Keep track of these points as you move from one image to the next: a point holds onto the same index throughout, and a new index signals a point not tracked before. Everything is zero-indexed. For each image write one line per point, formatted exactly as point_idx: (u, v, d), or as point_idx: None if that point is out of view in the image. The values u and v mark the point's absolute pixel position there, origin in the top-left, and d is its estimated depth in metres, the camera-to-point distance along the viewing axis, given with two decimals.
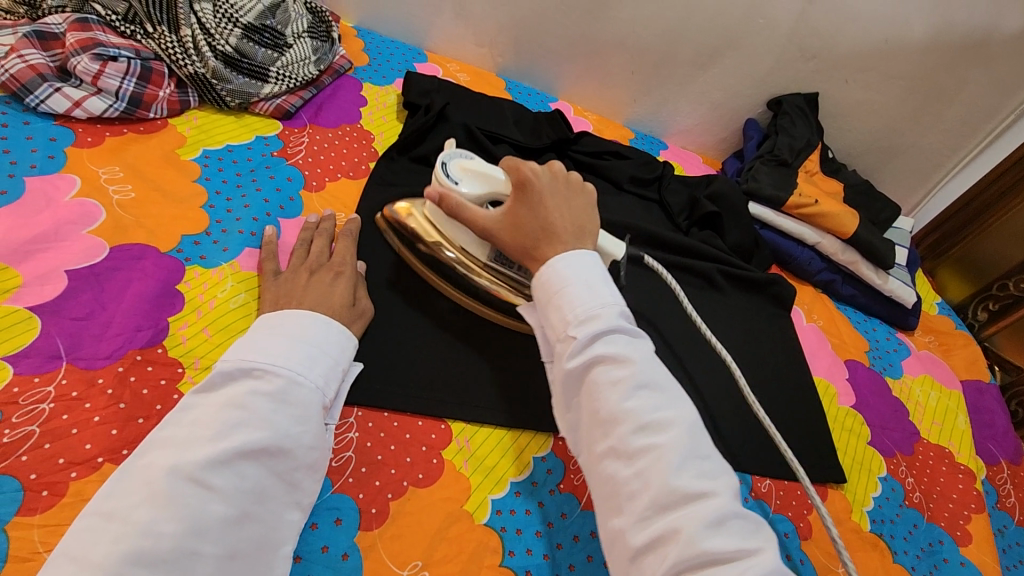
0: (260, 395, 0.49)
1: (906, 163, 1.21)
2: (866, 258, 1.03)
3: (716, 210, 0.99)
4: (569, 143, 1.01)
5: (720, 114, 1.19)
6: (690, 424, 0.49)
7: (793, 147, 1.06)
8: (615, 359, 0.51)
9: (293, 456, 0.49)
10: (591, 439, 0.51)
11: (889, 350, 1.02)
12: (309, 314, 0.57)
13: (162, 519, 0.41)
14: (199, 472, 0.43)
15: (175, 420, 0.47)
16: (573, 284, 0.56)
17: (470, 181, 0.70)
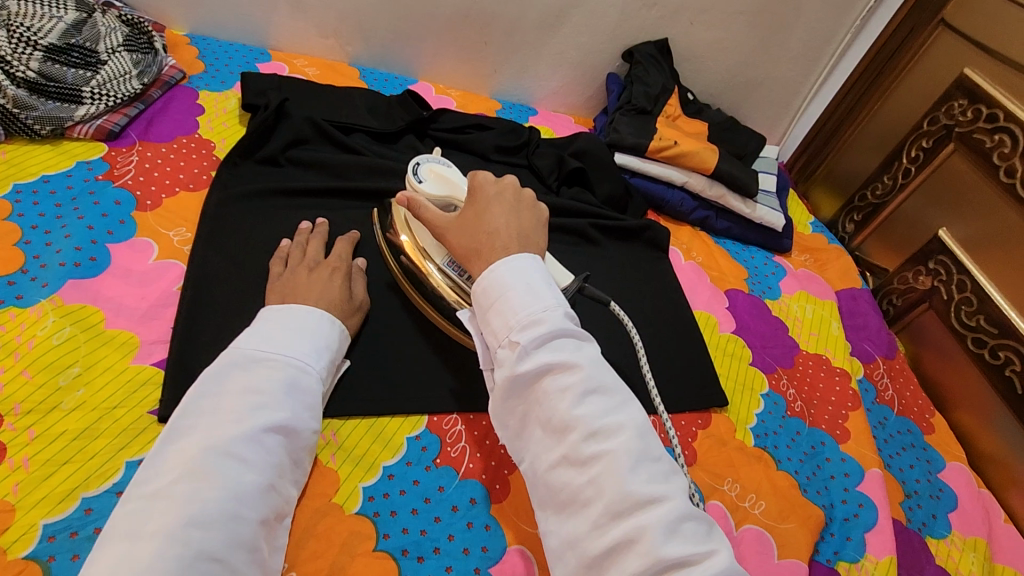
0: (276, 381, 0.56)
1: (765, 95, 1.25)
2: (732, 190, 1.07)
3: (580, 166, 1.01)
4: (427, 123, 1.00)
5: (580, 72, 1.20)
6: (639, 427, 0.48)
7: (649, 95, 1.09)
8: (568, 367, 0.49)
9: (301, 437, 0.56)
10: (545, 453, 0.49)
11: (767, 274, 1.06)
12: (306, 308, 0.64)
13: (207, 488, 0.48)
14: (233, 447, 0.50)
15: (198, 408, 0.53)
16: (514, 290, 0.53)
17: (435, 184, 0.70)
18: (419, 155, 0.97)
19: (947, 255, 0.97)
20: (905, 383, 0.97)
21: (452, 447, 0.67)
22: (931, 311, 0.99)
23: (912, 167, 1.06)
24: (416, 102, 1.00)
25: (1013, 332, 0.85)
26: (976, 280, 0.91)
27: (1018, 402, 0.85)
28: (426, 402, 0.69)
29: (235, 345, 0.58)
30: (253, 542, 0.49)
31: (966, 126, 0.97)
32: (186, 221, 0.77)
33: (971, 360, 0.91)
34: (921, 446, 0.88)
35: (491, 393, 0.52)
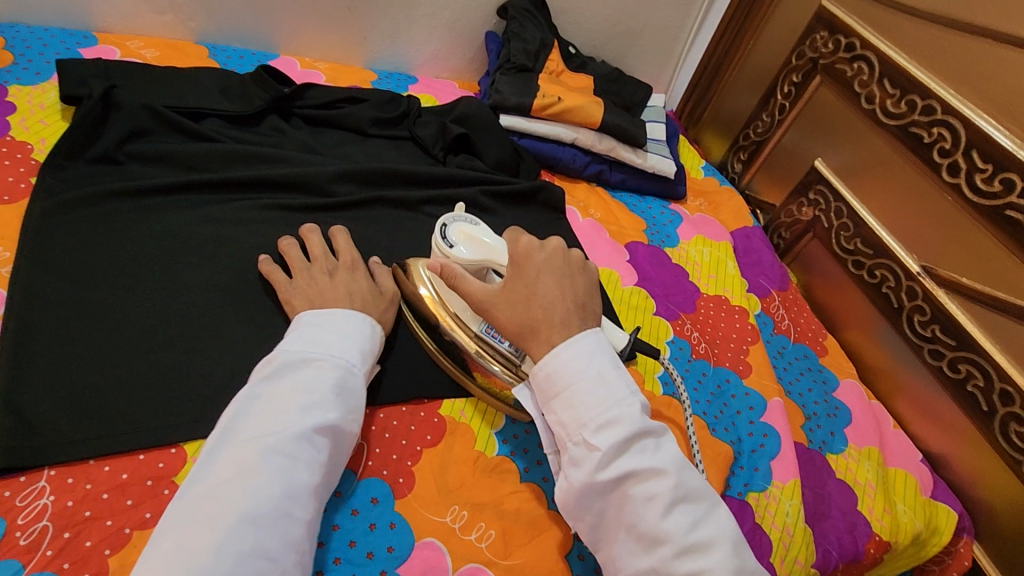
0: (325, 380, 0.56)
1: (646, 44, 1.24)
2: (622, 142, 1.06)
3: (464, 131, 0.96)
4: (291, 100, 0.92)
5: (457, 34, 1.14)
6: (730, 541, 0.51)
7: (528, 51, 1.05)
8: (647, 470, 0.52)
9: (348, 438, 0.56)
10: (633, 556, 0.52)
11: (665, 223, 1.07)
12: (354, 313, 0.64)
13: (260, 487, 0.48)
14: (285, 447, 0.51)
15: (251, 408, 0.54)
16: (580, 380, 0.55)
17: (468, 247, 0.69)
18: (286, 136, 0.89)
19: (824, 184, 1.01)
20: (799, 311, 1.01)
21: None
22: (816, 240, 1.03)
23: (786, 102, 1.09)
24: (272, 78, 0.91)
25: (885, 250, 0.90)
26: (850, 205, 0.95)
27: (894, 315, 0.89)
28: None
29: (284, 346, 0.59)
30: (303, 542, 0.49)
31: (829, 58, 1.00)
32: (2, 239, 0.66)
33: (853, 282, 0.96)
34: (816, 369, 0.93)
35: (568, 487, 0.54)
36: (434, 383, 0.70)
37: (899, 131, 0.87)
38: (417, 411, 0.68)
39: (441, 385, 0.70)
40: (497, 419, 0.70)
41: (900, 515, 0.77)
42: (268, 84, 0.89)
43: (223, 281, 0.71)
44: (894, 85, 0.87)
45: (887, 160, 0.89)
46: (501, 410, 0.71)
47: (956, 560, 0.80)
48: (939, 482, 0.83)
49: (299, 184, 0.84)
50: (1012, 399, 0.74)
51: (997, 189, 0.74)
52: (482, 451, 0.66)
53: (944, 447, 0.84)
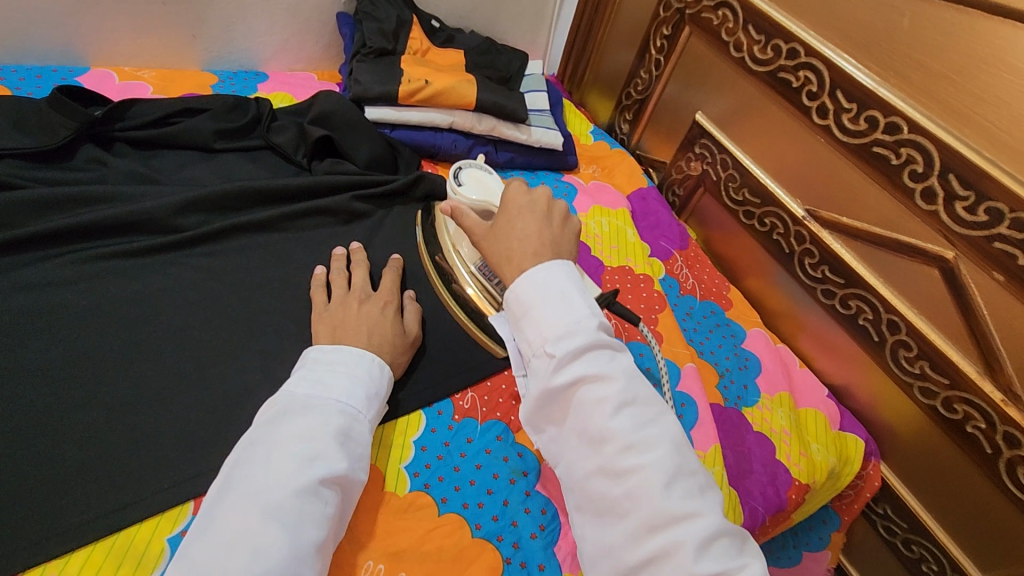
0: (333, 427, 0.53)
1: (515, 7, 1.17)
2: (502, 119, 1.00)
3: (326, 133, 0.86)
4: (109, 123, 0.78)
5: (304, 19, 1.01)
6: (677, 443, 0.49)
7: (384, 32, 0.95)
8: (599, 377, 0.50)
9: (349, 489, 0.53)
10: (581, 464, 0.50)
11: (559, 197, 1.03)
12: (361, 349, 0.61)
13: (267, 544, 0.44)
14: (289, 504, 0.47)
15: (251, 456, 0.50)
16: (547, 304, 0.53)
17: (474, 188, 0.72)
18: (110, 168, 0.76)
19: (707, 137, 1.00)
20: (701, 268, 1.01)
21: None
22: (707, 194, 1.03)
23: (661, 57, 1.06)
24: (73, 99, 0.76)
25: (771, 198, 0.90)
26: (735, 157, 0.95)
27: (787, 261, 0.91)
28: (185, 485, 0.56)
29: (288, 388, 0.55)
30: None
31: (693, 7, 0.97)
32: None
33: (747, 232, 0.97)
34: (723, 324, 0.94)
35: (529, 398, 0.53)
36: None
37: (769, 78, 0.86)
38: None
39: None
40: (406, 450, 0.65)
41: (815, 454, 0.80)
42: (72, 108, 0.74)
43: (54, 360, 0.60)
44: (759, 30, 0.86)
45: (762, 108, 0.89)
46: (409, 439, 0.66)
47: (867, 482, 0.85)
48: (845, 413, 0.87)
49: (135, 223, 0.72)
50: (899, 328, 0.77)
51: (863, 127, 0.75)
52: (394, 491, 0.61)
53: (847, 379, 0.87)
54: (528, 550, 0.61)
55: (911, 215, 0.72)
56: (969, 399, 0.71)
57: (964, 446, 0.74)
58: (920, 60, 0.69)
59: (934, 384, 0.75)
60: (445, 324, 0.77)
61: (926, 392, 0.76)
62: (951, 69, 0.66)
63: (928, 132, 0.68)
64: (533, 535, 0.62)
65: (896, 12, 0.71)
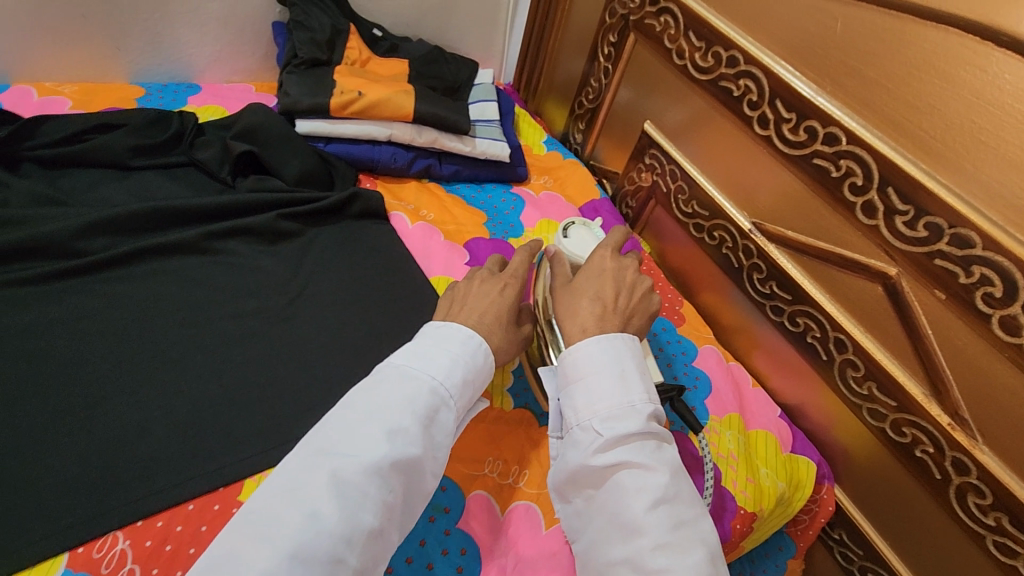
0: (419, 403, 0.49)
1: (462, 15, 1.14)
2: (444, 130, 0.96)
3: (250, 149, 0.83)
4: (11, 142, 0.74)
5: (238, 29, 0.98)
6: (710, 551, 0.50)
7: (317, 43, 0.91)
8: (640, 464, 0.51)
9: (421, 477, 0.49)
10: (608, 547, 0.51)
11: (506, 211, 0.99)
12: (471, 333, 0.57)
13: (323, 515, 0.42)
14: (360, 476, 0.44)
15: (337, 416, 0.49)
16: (600, 373, 0.56)
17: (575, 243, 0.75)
18: (10, 189, 0.72)
19: (656, 147, 0.96)
20: (654, 282, 0.97)
21: None
22: (658, 206, 1.00)
23: (609, 65, 1.03)
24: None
25: (719, 211, 0.87)
26: (683, 168, 0.92)
27: (737, 276, 0.88)
28: (59, 534, 0.51)
29: (389, 359, 0.53)
30: None
31: (637, 14, 0.94)
32: None
33: (698, 245, 0.94)
34: (674, 341, 0.90)
35: (567, 464, 0.55)
36: (229, 466, 0.59)
37: (710, 87, 0.83)
38: (210, 505, 0.57)
39: (240, 465, 0.59)
40: None
41: (762, 480, 0.76)
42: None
43: None
44: (699, 37, 0.83)
45: (706, 117, 0.86)
46: None
47: (821, 506, 0.81)
48: (797, 433, 0.83)
49: (34, 248, 0.68)
50: (846, 347, 0.74)
51: (803, 137, 0.71)
52: None
53: (800, 398, 0.84)
54: None
55: (853, 229, 0.69)
56: (917, 423, 0.67)
57: (915, 471, 0.70)
58: (854, 66, 0.66)
59: (882, 406, 0.71)
60: (371, 348, 0.73)
61: (875, 414, 0.73)
62: (886, 77, 0.63)
63: (865, 142, 0.64)
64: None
65: (830, 17, 0.68)
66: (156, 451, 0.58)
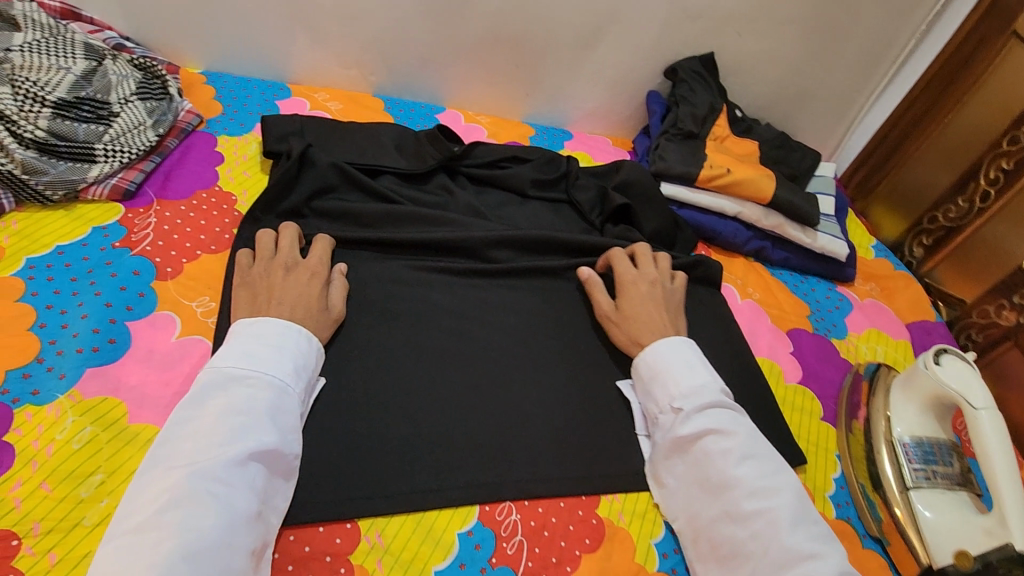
0: (261, 400, 0.57)
1: (817, 108, 1.16)
2: (791, 218, 0.98)
3: (626, 201, 0.92)
4: (458, 159, 0.93)
5: (620, 92, 1.11)
6: (795, 491, 0.61)
7: (696, 116, 1.00)
8: (719, 431, 0.64)
9: (285, 459, 0.57)
10: (704, 511, 0.62)
11: (831, 310, 0.98)
12: (287, 324, 0.64)
13: (200, 521, 0.49)
14: (216, 474, 0.51)
15: (185, 424, 0.55)
16: (673, 366, 0.70)
17: (951, 376, 0.72)
18: (452, 196, 0.90)
19: None
20: None
21: (508, 542, 0.60)
22: (1016, 350, 0.91)
23: (992, 190, 0.98)
24: (444, 136, 0.94)
25: None
26: None
27: None
28: (475, 489, 0.63)
29: (214, 361, 0.59)
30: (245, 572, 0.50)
31: None
32: (209, 290, 0.70)
33: None
34: None
35: (660, 450, 0.67)
36: (592, 479, 0.67)
37: None
38: (576, 509, 0.65)
39: (602, 483, 0.67)
40: (657, 527, 0.66)
41: None
42: (442, 145, 0.91)
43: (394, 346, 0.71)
44: None
45: None
46: (661, 517, 0.67)
47: None
48: None
49: (460, 248, 0.84)
50: None
51: None
52: (643, 565, 0.63)
53: None
54: None
55: None
56: None
57: None
58: None
59: None
60: None
61: None
62: None
63: None
64: None
65: None
66: (538, 445, 0.68)
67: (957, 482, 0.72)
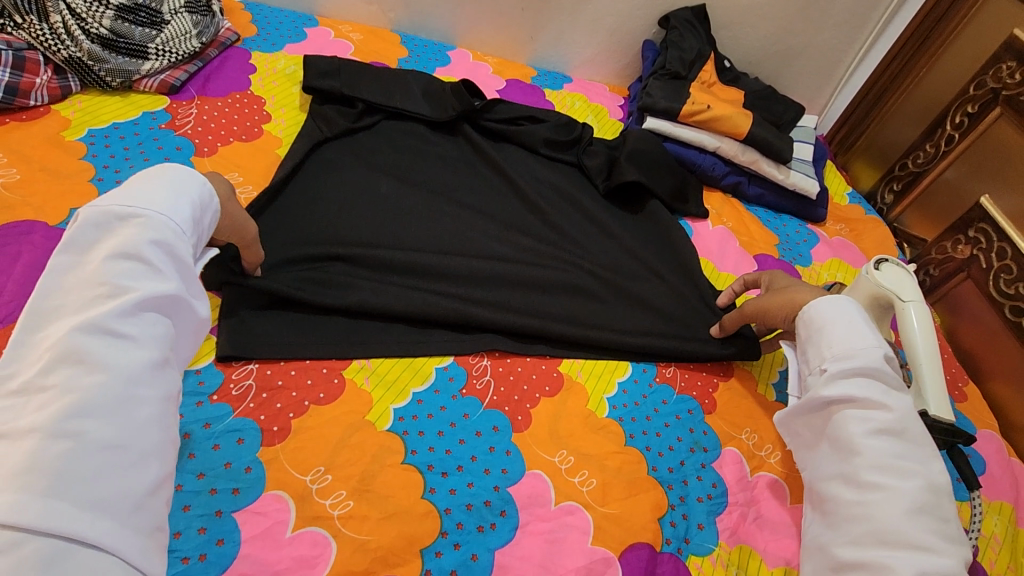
0: (153, 243, 0.51)
1: (805, 64, 1.24)
2: (766, 155, 1.07)
3: (633, 176, 0.96)
4: (478, 112, 0.99)
5: (618, 41, 1.21)
6: (930, 482, 0.57)
7: (683, 60, 1.10)
8: (861, 401, 0.62)
9: (186, 306, 0.53)
10: (829, 467, 0.63)
11: (799, 242, 1.06)
12: (177, 166, 0.58)
13: (94, 374, 0.44)
14: (109, 323, 0.46)
15: (65, 280, 0.48)
16: (831, 326, 0.66)
17: (886, 278, 0.80)
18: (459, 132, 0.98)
19: (989, 222, 0.96)
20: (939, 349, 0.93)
21: (478, 380, 0.70)
22: (969, 281, 0.98)
23: (956, 133, 1.05)
24: (467, 90, 0.97)
25: None
26: (1016, 246, 0.90)
27: None
28: (454, 337, 0.73)
29: (95, 201, 0.51)
30: (158, 418, 0.47)
31: (1013, 90, 0.95)
32: (239, 169, 0.82)
33: (1008, 329, 0.90)
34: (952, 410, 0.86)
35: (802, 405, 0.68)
36: (557, 341, 0.76)
37: None
38: (540, 364, 0.74)
39: (565, 346, 0.76)
40: (610, 386, 0.75)
41: None
42: (464, 99, 0.95)
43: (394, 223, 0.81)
44: None
45: None
46: (614, 379, 0.76)
47: None
48: None
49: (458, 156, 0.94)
50: None
51: None
52: (594, 411, 0.72)
53: None
54: (690, 507, 0.67)
55: None
56: None
57: None
58: None
59: None
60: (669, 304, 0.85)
61: None
62: None
63: None
64: (700, 499, 0.68)
65: None
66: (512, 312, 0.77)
67: None
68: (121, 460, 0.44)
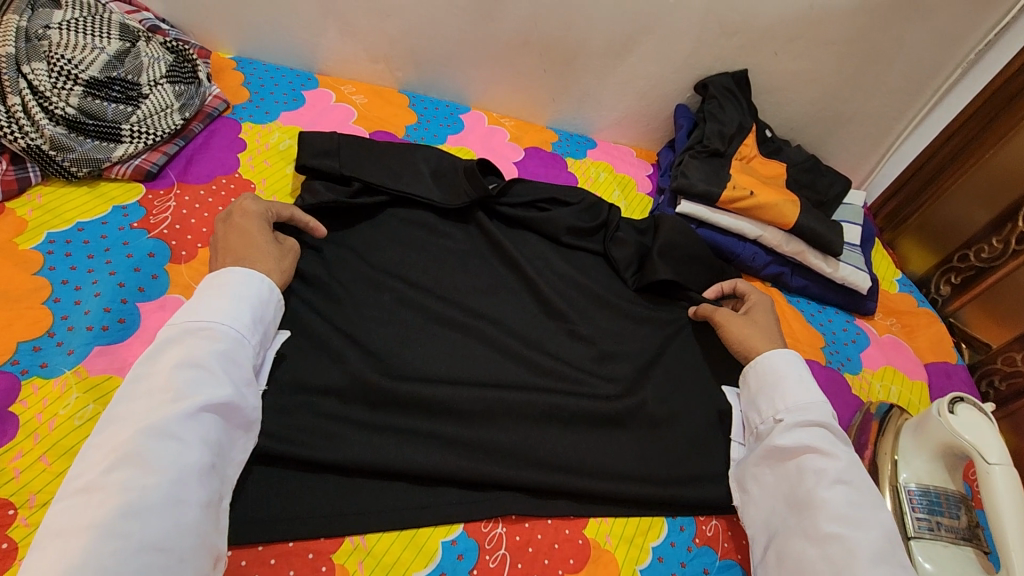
0: (216, 351, 0.55)
1: (852, 132, 1.12)
2: (813, 245, 0.96)
3: (665, 275, 0.84)
4: (494, 197, 0.88)
5: (649, 104, 1.09)
6: (886, 531, 0.59)
7: (723, 134, 0.98)
8: (815, 450, 0.64)
9: (241, 411, 0.56)
10: (786, 524, 0.63)
11: (847, 342, 0.95)
12: (251, 272, 0.62)
13: (149, 478, 0.48)
14: (168, 427, 0.50)
15: (136, 381, 0.53)
16: (787, 379, 0.69)
17: (965, 426, 0.69)
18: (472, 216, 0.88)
19: None
20: None
21: (491, 556, 0.60)
22: None
23: None
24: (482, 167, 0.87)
25: None
26: None
27: None
28: (464, 499, 0.63)
29: (174, 317, 0.57)
30: (199, 526, 0.49)
31: None
32: None
33: None
34: None
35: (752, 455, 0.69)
36: (582, 496, 0.66)
37: None
38: (563, 527, 0.64)
39: (591, 503, 0.66)
40: (643, 553, 0.65)
41: None
42: (479, 182, 0.84)
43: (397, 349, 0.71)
44: None
45: None
46: (648, 543, 0.66)
47: None
48: None
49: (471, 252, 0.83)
50: None
51: None
52: None
53: None
54: None
55: None
56: None
57: None
58: None
59: None
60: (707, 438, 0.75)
61: None
62: None
63: None
64: None
65: None
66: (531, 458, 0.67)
67: (962, 536, 0.70)
68: (160, 567, 0.46)
